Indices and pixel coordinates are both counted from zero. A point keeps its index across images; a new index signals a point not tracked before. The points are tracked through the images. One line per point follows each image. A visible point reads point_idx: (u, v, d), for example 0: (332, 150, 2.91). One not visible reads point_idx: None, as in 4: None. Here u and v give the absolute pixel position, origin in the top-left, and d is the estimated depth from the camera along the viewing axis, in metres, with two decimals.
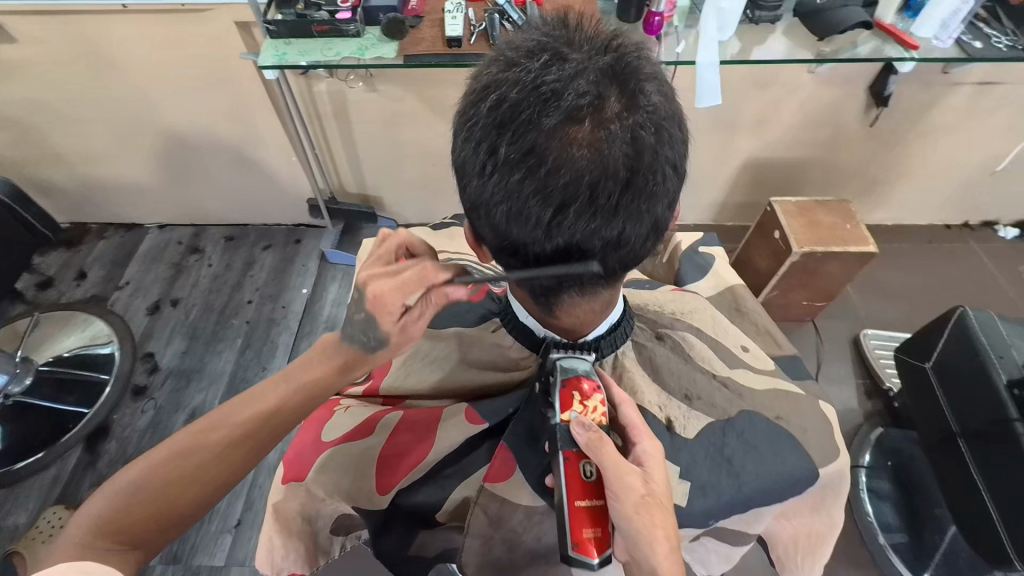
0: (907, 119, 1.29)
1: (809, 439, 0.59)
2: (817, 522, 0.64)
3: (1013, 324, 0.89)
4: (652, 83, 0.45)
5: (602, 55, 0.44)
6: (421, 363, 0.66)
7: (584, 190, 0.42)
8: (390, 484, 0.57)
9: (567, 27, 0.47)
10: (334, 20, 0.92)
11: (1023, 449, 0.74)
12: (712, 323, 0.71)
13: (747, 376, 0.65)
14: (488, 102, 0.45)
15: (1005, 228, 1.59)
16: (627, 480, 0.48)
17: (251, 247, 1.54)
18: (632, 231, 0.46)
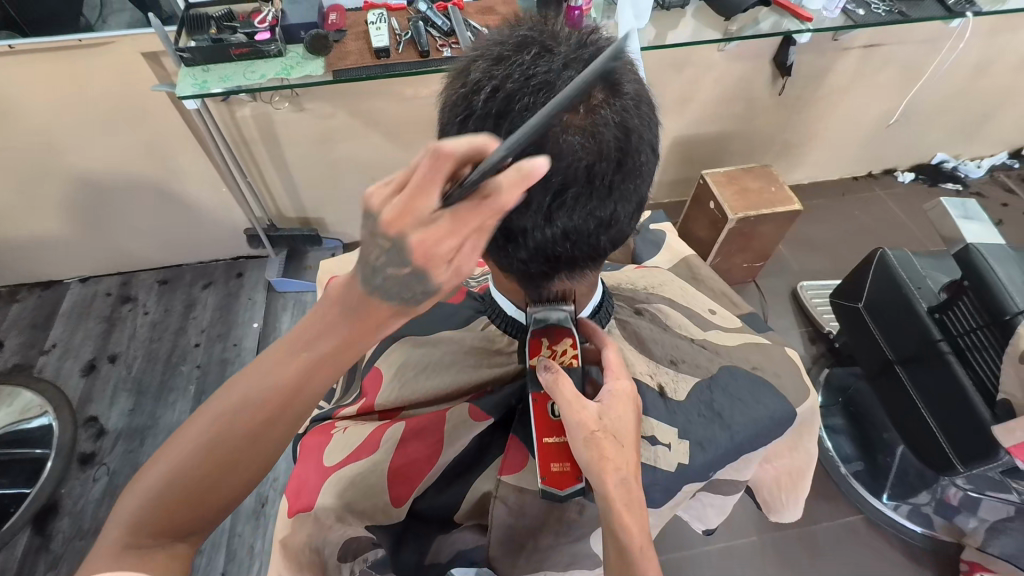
0: (809, 84, 1.40)
1: (784, 382, 0.64)
2: (796, 460, 0.69)
3: (925, 257, 1.00)
4: (630, 72, 0.47)
5: (585, 48, 0.46)
6: (414, 372, 0.65)
7: (583, 173, 0.44)
8: (405, 494, 0.57)
9: (545, 25, 0.49)
10: (252, 41, 0.88)
11: (950, 363, 0.83)
12: (682, 292, 0.76)
13: (720, 337, 0.70)
14: (480, 97, 0.45)
15: (903, 173, 1.76)
16: (579, 415, 0.50)
17: (189, 287, 1.46)
18: (621, 210, 0.49)
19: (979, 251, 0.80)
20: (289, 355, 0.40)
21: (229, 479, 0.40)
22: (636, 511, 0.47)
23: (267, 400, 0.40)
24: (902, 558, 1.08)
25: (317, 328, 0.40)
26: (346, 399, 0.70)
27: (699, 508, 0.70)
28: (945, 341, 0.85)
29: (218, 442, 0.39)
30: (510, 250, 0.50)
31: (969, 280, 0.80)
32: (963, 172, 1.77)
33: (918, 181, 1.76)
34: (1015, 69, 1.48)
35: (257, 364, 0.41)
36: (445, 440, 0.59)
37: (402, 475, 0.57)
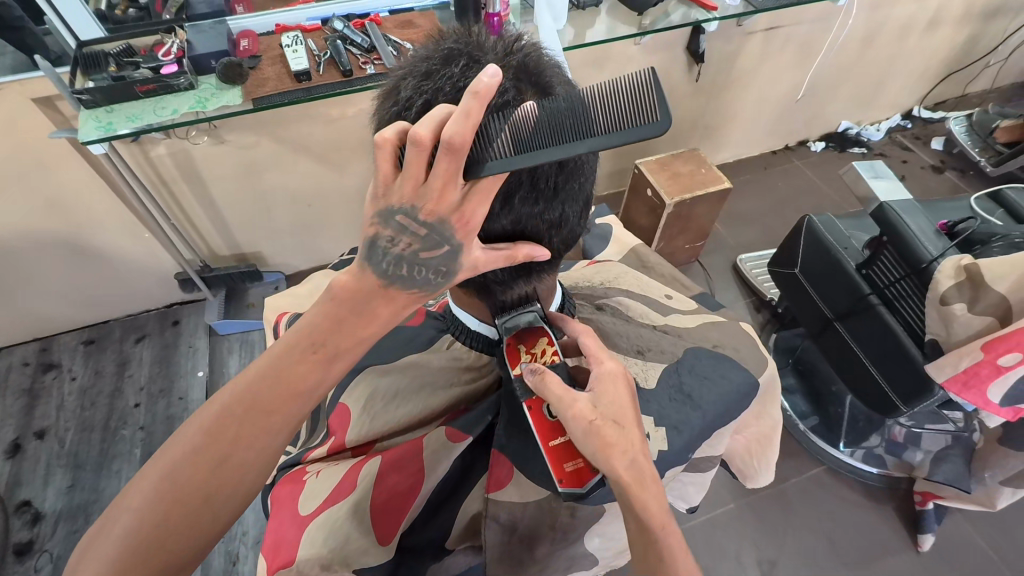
0: (722, 69, 1.48)
1: (743, 355, 0.67)
2: (763, 427, 0.72)
3: (847, 219, 1.08)
4: (558, 76, 0.48)
5: (513, 56, 0.46)
6: (383, 403, 0.63)
7: (526, 178, 0.44)
8: (392, 530, 0.55)
9: (470, 36, 0.49)
10: (158, 76, 0.83)
11: (881, 313, 0.90)
12: (637, 282, 0.78)
13: (681, 319, 0.72)
14: (411, 114, 0.44)
15: (815, 142, 1.89)
16: (573, 410, 0.49)
17: (120, 344, 1.35)
18: (569, 209, 0.50)
19: (893, 208, 0.88)
20: (296, 356, 0.41)
21: (231, 489, 0.39)
22: (648, 487, 0.48)
23: (275, 402, 0.41)
24: (864, 500, 1.15)
25: (322, 324, 0.41)
26: (314, 440, 0.67)
27: (681, 488, 0.72)
28: (874, 293, 0.91)
29: (223, 449, 0.39)
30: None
31: (887, 235, 0.87)
32: (866, 137, 1.92)
33: (829, 148, 1.89)
34: (896, 39, 1.62)
35: (257, 373, 0.41)
36: (426, 467, 0.57)
37: (388, 509, 0.55)
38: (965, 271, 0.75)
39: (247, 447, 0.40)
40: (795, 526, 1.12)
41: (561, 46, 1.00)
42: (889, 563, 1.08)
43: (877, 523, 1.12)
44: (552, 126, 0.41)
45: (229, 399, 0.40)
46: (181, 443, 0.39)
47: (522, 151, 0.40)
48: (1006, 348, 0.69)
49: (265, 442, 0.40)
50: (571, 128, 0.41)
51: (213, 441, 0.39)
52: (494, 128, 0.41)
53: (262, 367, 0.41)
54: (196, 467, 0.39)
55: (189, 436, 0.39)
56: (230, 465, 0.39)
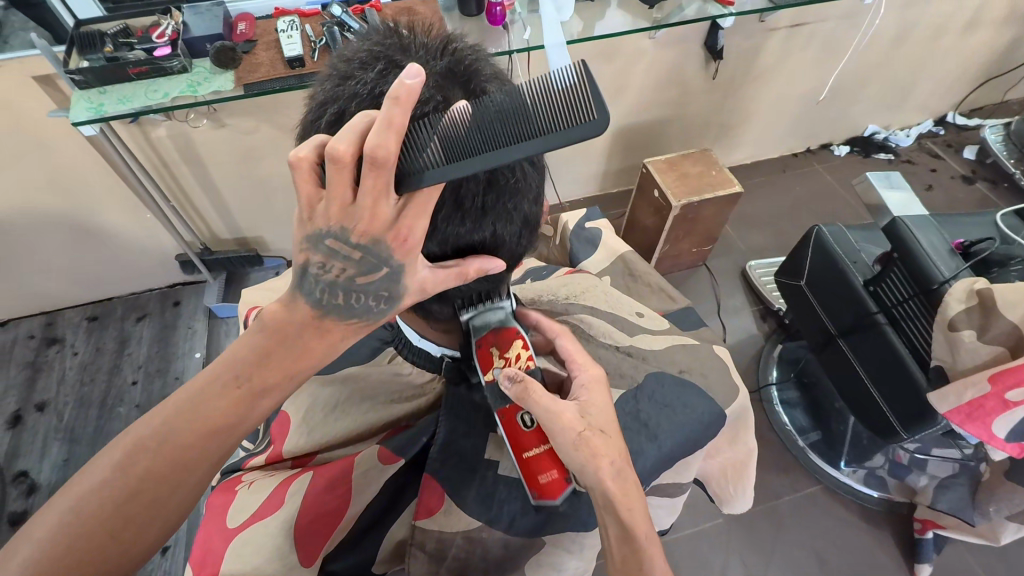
0: (741, 66, 1.42)
1: (712, 381, 0.64)
2: (738, 452, 0.69)
3: (858, 229, 1.02)
4: (494, 83, 0.44)
5: (442, 58, 0.42)
6: (324, 413, 0.63)
7: (449, 194, 0.42)
8: (314, 551, 0.53)
9: (398, 34, 0.45)
10: (151, 58, 0.82)
11: (884, 334, 0.86)
12: (608, 297, 0.75)
13: (648, 341, 0.69)
14: (328, 120, 0.42)
15: (839, 146, 1.82)
16: (560, 417, 0.49)
17: (121, 322, 1.37)
18: (503, 229, 0.47)
19: (905, 224, 0.82)
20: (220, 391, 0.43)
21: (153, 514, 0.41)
22: (632, 496, 0.49)
23: (196, 433, 0.42)
24: (860, 523, 1.11)
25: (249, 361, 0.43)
26: (257, 447, 0.67)
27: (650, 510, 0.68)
28: (880, 312, 0.87)
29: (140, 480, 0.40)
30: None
31: (898, 252, 0.82)
32: (893, 142, 1.84)
33: (853, 153, 1.82)
34: (932, 40, 1.54)
35: (180, 401, 0.43)
36: (354, 489, 0.55)
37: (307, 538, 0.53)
38: (976, 295, 0.70)
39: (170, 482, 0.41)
40: (783, 546, 1.08)
41: (565, 38, 0.97)
42: None
43: (872, 548, 1.08)
44: (485, 131, 0.39)
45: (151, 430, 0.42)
46: (93, 473, 0.40)
47: (454, 158, 0.38)
48: (1015, 381, 0.64)
49: (188, 474, 0.42)
50: (505, 133, 0.39)
51: (130, 470, 0.40)
52: (422, 136, 0.39)
53: (188, 396, 0.43)
54: (105, 496, 0.39)
55: (105, 465, 0.40)
56: (146, 495, 0.40)
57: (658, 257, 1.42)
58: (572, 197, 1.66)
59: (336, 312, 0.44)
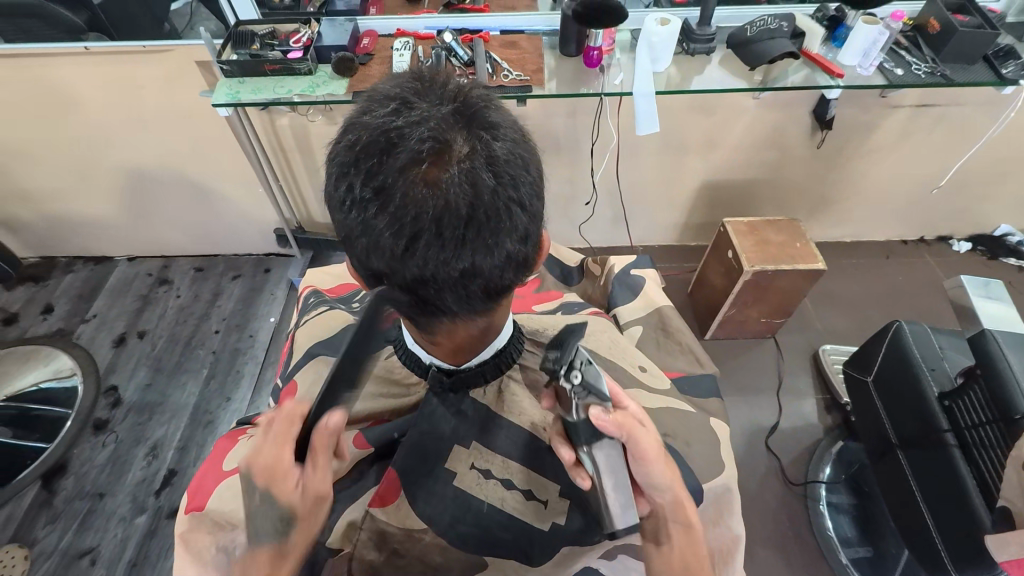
0: (851, 139, 1.34)
1: (693, 451, 0.67)
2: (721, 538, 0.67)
3: (946, 335, 0.92)
4: (499, 128, 0.45)
5: (453, 102, 0.45)
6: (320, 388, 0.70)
7: (429, 223, 0.42)
8: None
9: (426, 77, 0.48)
10: (285, 59, 0.95)
11: (950, 458, 0.76)
12: (614, 343, 0.76)
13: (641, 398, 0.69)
14: (344, 144, 0.45)
15: (959, 242, 1.64)
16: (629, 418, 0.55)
17: (219, 278, 1.55)
18: (485, 262, 0.45)
19: (994, 339, 0.73)
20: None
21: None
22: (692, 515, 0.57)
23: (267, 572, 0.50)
24: None
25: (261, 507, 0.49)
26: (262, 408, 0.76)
27: None
28: (951, 432, 0.77)
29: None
30: (382, 291, 0.50)
31: (982, 369, 0.73)
32: None
33: (975, 252, 1.62)
34: None
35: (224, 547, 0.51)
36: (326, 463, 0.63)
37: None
38: None
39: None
40: None
41: (656, 89, 0.99)
42: None
43: None
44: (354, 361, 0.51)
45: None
46: None
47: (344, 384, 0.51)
48: None
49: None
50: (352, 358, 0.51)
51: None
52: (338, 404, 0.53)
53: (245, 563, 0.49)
54: None
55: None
56: None
57: (721, 320, 1.36)
58: (647, 242, 1.64)
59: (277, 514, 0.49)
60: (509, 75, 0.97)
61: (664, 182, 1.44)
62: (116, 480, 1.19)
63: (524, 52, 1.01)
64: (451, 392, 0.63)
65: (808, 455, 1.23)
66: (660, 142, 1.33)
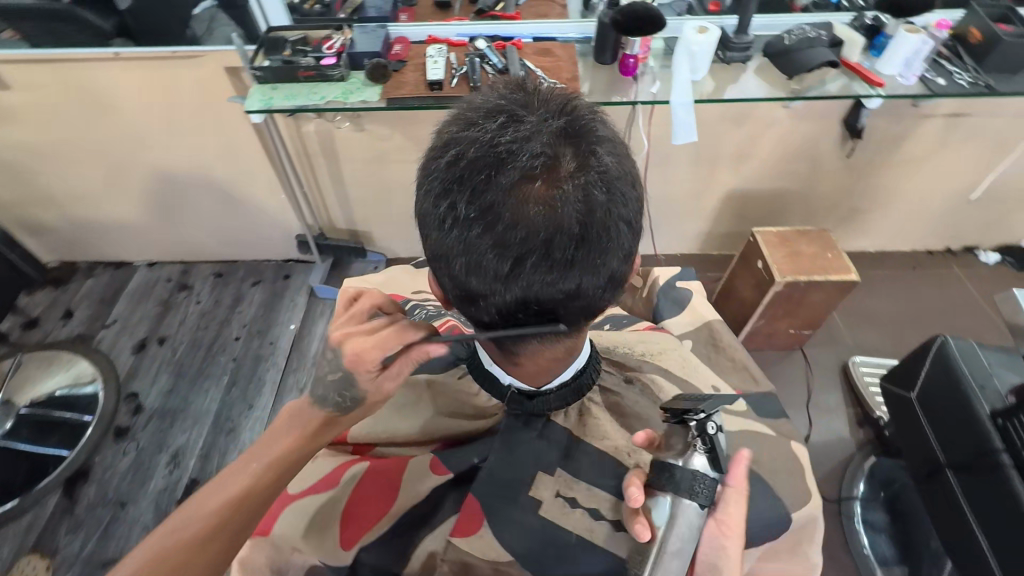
0: (882, 149, 1.32)
1: (776, 481, 0.67)
2: (796, 566, 0.70)
3: (992, 350, 0.89)
4: (606, 144, 0.44)
5: (560, 117, 0.44)
6: (397, 413, 0.72)
7: (540, 243, 0.42)
8: (355, 539, 0.62)
9: (526, 90, 0.47)
10: (319, 66, 0.94)
11: (1008, 483, 0.73)
12: (683, 364, 0.77)
13: (723, 422, 0.71)
14: (445, 160, 0.44)
15: (986, 253, 1.61)
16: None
17: (240, 283, 1.54)
18: (589, 282, 0.46)
19: None
20: (239, 471, 0.58)
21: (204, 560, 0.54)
22: None
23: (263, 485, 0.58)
24: None
25: (290, 424, 0.61)
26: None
27: None
28: (1006, 453, 0.75)
29: (210, 532, 0.54)
30: (474, 309, 0.50)
31: None
32: None
33: (1003, 264, 1.60)
34: None
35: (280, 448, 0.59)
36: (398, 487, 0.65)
37: (348, 515, 0.63)
38: None
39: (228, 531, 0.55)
40: None
41: (694, 98, 0.97)
42: None
43: None
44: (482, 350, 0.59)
45: (186, 500, 0.57)
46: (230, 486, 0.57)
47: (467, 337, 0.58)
48: None
49: (246, 512, 0.57)
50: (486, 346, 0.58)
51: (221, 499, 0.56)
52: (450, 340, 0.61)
53: (236, 463, 0.59)
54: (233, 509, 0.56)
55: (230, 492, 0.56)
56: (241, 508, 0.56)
57: (748, 332, 1.35)
58: (669, 251, 1.62)
59: (334, 406, 0.61)
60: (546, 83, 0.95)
61: (690, 191, 1.43)
62: (138, 488, 1.17)
63: (559, 60, 1.00)
64: (530, 413, 0.65)
65: (841, 470, 1.20)
66: (689, 151, 1.31)
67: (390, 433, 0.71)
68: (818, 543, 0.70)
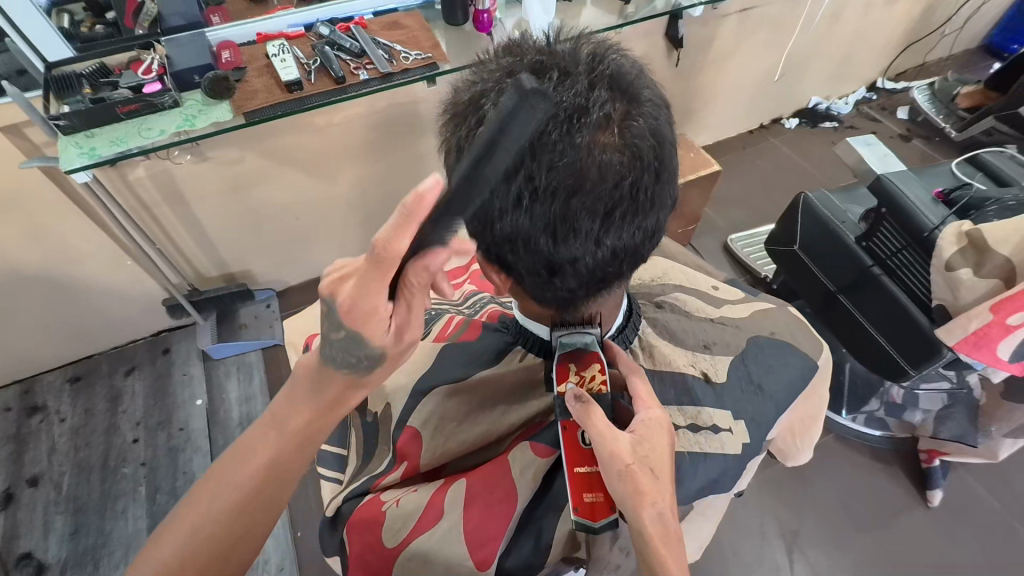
0: (700, 52, 1.49)
1: (800, 340, 0.71)
2: (811, 406, 0.71)
3: (839, 192, 1.09)
4: (644, 82, 0.48)
5: (599, 66, 0.46)
6: (455, 424, 0.64)
7: (629, 189, 0.44)
8: (490, 557, 0.54)
9: (547, 49, 0.48)
10: (140, 95, 0.77)
11: (884, 287, 0.93)
12: (683, 275, 0.81)
13: (733, 309, 0.74)
14: None
15: (789, 119, 1.93)
16: (614, 447, 0.48)
17: (109, 379, 1.29)
18: (660, 217, 0.50)
19: (891, 182, 0.91)
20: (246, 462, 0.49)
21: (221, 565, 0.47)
22: (673, 550, 0.46)
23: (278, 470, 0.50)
24: (876, 466, 1.17)
25: (308, 392, 0.51)
26: (381, 463, 0.66)
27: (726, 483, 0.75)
28: (876, 264, 0.95)
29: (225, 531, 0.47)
30: (554, 283, 0.50)
31: (886, 207, 0.91)
32: (836, 111, 1.96)
33: (802, 125, 1.93)
34: (860, 14, 1.67)
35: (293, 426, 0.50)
36: (512, 491, 0.56)
37: (485, 536, 0.54)
38: (965, 237, 0.78)
39: (248, 527, 0.48)
40: (813, 498, 1.13)
41: None
42: (903, 523, 1.10)
43: (888, 482, 1.15)
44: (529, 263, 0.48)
45: (189, 490, 0.49)
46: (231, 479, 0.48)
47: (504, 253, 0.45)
48: (1014, 307, 0.71)
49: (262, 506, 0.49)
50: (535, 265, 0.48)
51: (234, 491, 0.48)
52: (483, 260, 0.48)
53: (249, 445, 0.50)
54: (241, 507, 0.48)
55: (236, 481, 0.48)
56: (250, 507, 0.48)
57: None
58: None
59: (346, 366, 0.50)
60: (410, 57, 0.88)
61: None
62: None
63: (411, 29, 0.94)
64: None
65: None
66: None
67: (475, 438, 0.63)
68: (828, 380, 0.72)
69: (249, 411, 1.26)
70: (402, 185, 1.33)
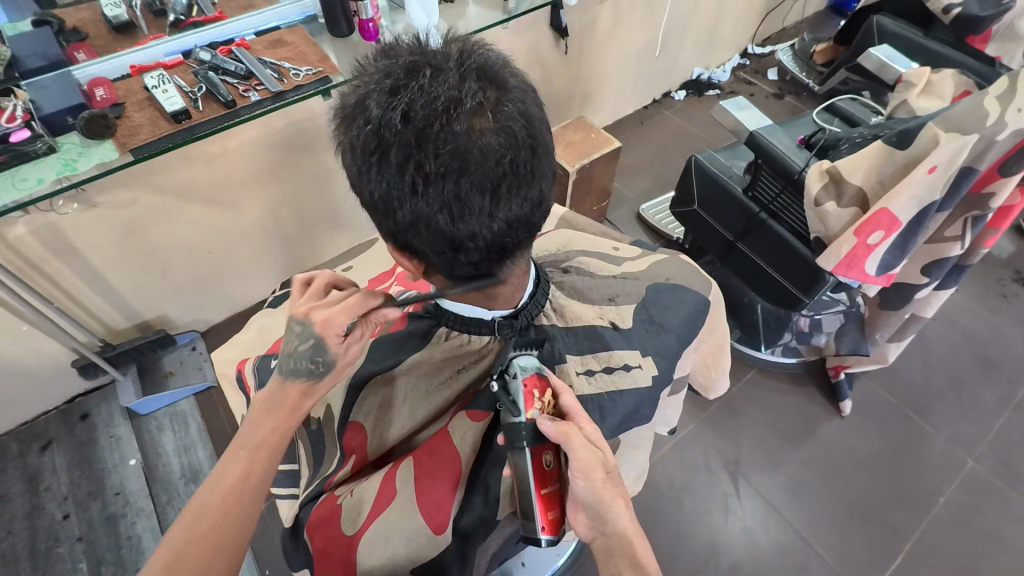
0: (584, 38, 1.57)
1: (691, 280, 0.79)
2: (717, 336, 0.80)
3: (722, 150, 1.21)
4: (510, 66, 0.52)
5: (466, 58, 0.51)
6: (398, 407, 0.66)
7: (509, 166, 0.49)
8: (444, 520, 0.59)
9: (421, 47, 0.52)
10: (7, 145, 0.72)
11: (770, 230, 1.05)
12: (585, 239, 0.87)
13: (632, 264, 0.81)
14: (391, 129, 0.47)
15: (677, 91, 2.07)
16: (588, 466, 0.54)
17: (24, 458, 1.18)
18: (545, 187, 0.54)
19: (762, 135, 1.02)
20: (233, 456, 0.54)
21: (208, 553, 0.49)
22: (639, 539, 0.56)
23: (258, 463, 0.54)
24: (793, 388, 1.31)
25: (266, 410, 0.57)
26: (331, 464, 0.66)
27: (661, 415, 0.83)
28: (762, 211, 1.06)
29: (212, 519, 0.50)
30: (460, 259, 0.54)
31: (762, 158, 1.02)
32: (716, 79, 2.13)
33: (689, 95, 2.08)
34: None
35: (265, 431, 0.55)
36: (458, 455, 0.61)
37: (438, 502, 0.60)
38: (827, 174, 0.89)
39: (232, 516, 0.51)
40: (746, 427, 1.25)
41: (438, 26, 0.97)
42: (823, 433, 1.24)
43: (807, 402, 1.29)
44: None
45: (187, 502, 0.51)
46: (209, 490, 0.52)
47: None
48: (872, 228, 0.83)
49: (256, 481, 0.53)
50: None
51: (220, 486, 0.52)
52: None
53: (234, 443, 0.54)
54: (215, 506, 0.51)
55: (214, 489, 0.52)
56: (226, 508, 0.51)
57: None
58: None
59: (303, 378, 0.58)
60: (300, 73, 0.88)
61: None
62: None
63: (296, 46, 0.93)
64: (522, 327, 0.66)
65: None
66: None
67: (415, 417, 0.65)
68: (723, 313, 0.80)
69: (191, 460, 1.21)
70: (314, 203, 1.32)
